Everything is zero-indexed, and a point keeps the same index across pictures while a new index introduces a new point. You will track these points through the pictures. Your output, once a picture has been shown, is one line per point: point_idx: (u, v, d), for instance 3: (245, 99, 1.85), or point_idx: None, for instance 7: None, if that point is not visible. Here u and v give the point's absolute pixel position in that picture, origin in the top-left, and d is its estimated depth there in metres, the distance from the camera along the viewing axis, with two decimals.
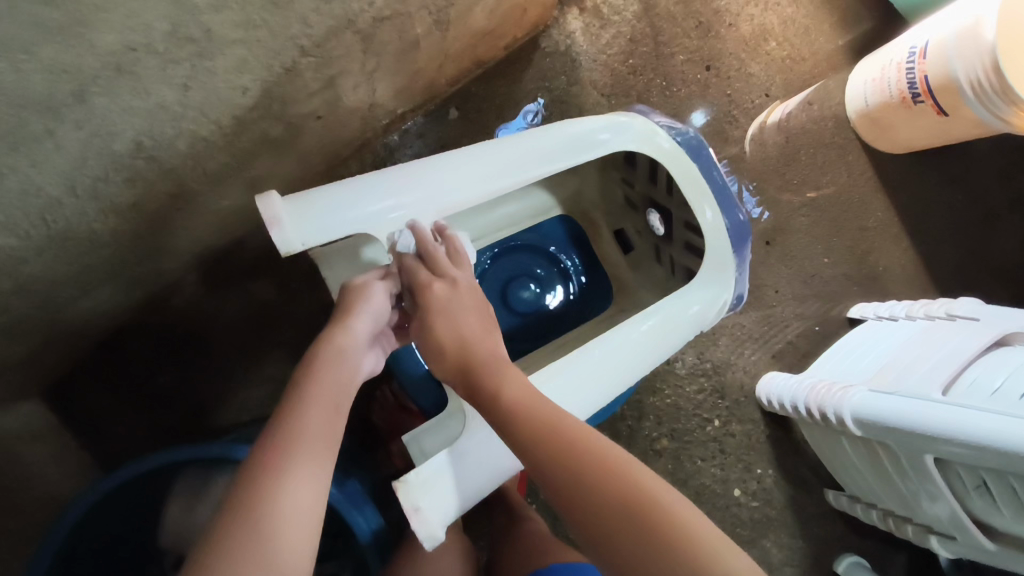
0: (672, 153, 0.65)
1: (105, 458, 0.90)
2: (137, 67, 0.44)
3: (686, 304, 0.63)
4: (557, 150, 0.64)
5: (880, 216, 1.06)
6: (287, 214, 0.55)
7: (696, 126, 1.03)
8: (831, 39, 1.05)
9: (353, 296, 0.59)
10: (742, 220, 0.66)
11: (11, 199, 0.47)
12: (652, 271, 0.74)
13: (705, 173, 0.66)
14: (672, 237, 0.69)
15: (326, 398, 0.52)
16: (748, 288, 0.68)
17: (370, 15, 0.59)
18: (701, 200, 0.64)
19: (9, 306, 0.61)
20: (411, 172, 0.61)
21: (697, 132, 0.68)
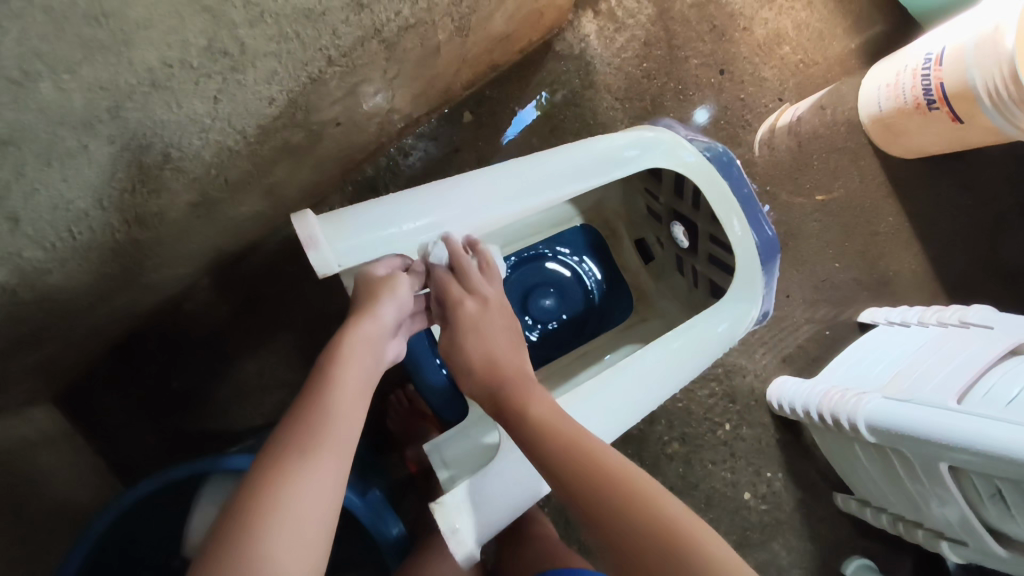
0: (699, 168, 0.65)
1: (118, 462, 0.90)
2: (172, 83, 0.44)
3: (713, 320, 0.63)
4: (587, 167, 0.65)
5: (890, 221, 1.06)
6: (324, 235, 0.57)
7: (697, 122, 1.02)
8: (844, 44, 1.05)
9: (378, 282, 0.57)
10: (771, 236, 0.66)
11: (41, 213, 0.46)
12: (675, 282, 0.75)
13: (734, 187, 0.66)
14: (698, 250, 0.70)
15: (348, 388, 0.50)
16: (774, 305, 0.67)
17: (397, 24, 0.59)
18: (729, 214, 0.64)
19: (30, 316, 0.61)
20: (442, 190, 0.62)
21: (725, 148, 0.68)
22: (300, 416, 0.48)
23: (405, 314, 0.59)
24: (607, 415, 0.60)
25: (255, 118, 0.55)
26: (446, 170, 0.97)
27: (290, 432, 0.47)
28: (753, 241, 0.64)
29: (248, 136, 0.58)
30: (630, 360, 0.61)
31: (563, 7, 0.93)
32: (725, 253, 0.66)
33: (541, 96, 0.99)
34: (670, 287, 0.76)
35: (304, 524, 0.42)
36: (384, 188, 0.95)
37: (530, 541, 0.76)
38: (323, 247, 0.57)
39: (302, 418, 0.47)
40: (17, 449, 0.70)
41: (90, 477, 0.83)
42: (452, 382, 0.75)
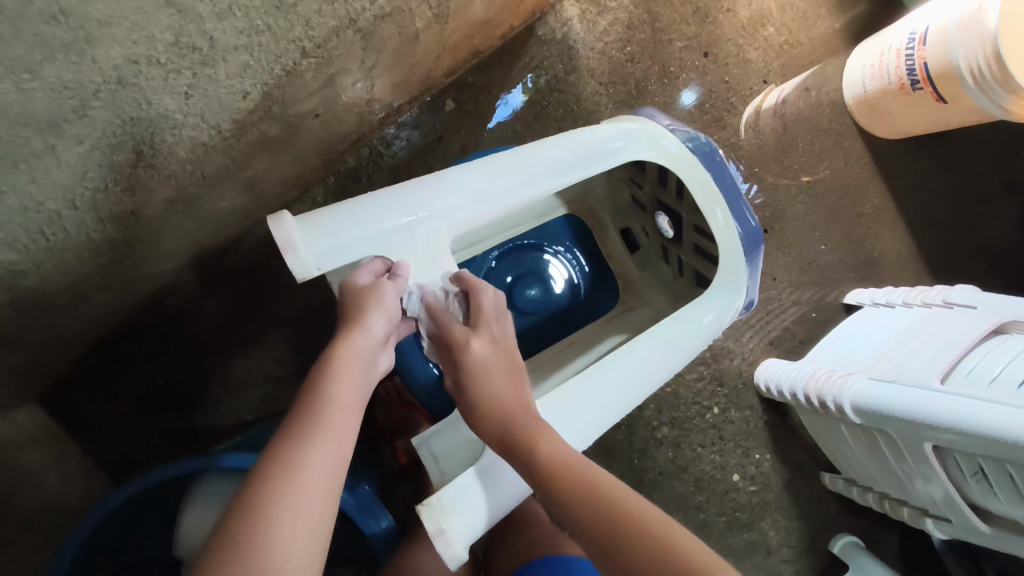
0: (683, 159, 0.65)
1: (105, 460, 0.89)
2: (139, 79, 0.42)
3: (696, 314, 0.63)
4: (572, 160, 0.64)
5: (875, 202, 1.06)
6: (301, 236, 0.55)
7: (683, 104, 1.02)
8: (828, 24, 1.05)
9: (361, 293, 0.57)
10: (754, 226, 0.65)
11: (11, 215, 0.46)
12: (660, 272, 0.75)
13: (717, 177, 0.65)
14: (682, 240, 0.70)
15: (339, 405, 0.50)
16: (759, 294, 0.68)
17: (372, 13, 0.58)
18: (712, 204, 0.64)
19: (7, 318, 0.60)
20: (424, 186, 0.61)
21: (709, 138, 0.68)
22: (291, 434, 0.47)
23: (391, 327, 0.59)
24: (592, 409, 0.59)
25: (229, 112, 0.55)
26: (429, 159, 0.96)
27: (281, 449, 0.46)
28: (736, 230, 0.64)
29: (223, 130, 0.57)
30: (616, 354, 0.61)
31: None
32: (709, 243, 0.66)
33: (526, 81, 0.98)
34: (657, 276, 0.76)
35: (296, 539, 0.42)
36: (367, 179, 0.94)
37: (521, 527, 0.76)
38: (302, 250, 0.55)
39: (293, 437, 0.47)
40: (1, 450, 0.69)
41: (78, 477, 0.82)
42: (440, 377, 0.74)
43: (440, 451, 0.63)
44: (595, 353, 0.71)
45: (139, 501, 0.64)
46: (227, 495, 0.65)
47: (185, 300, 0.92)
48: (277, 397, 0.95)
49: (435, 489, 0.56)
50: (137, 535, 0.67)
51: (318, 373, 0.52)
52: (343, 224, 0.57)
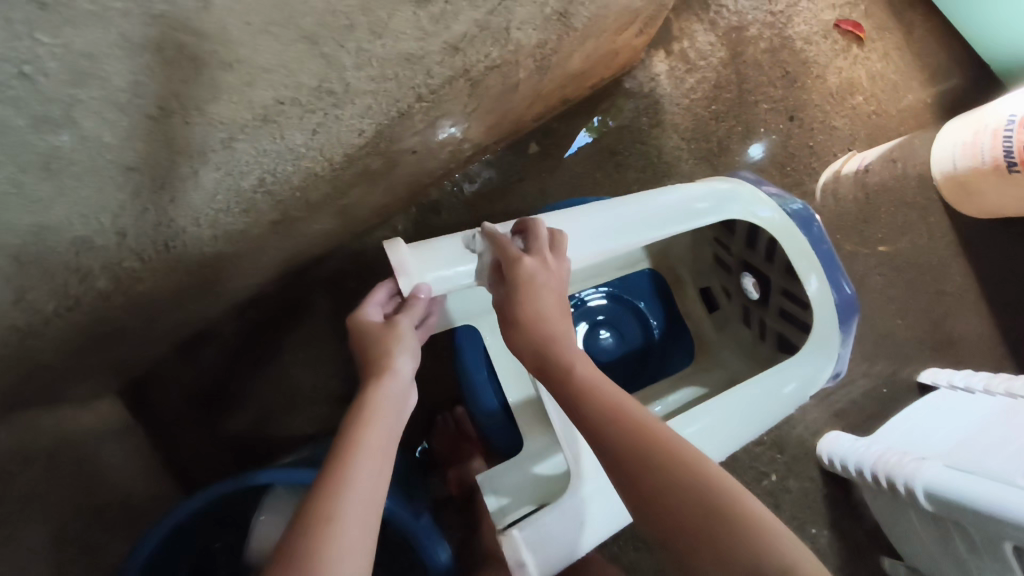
0: (778, 225, 0.64)
1: (172, 457, 0.93)
2: (280, 118, 0.45)
3: (783, 380, 0.60)
4: (664, 216, 0.62)
5: (958, 280, 1.03)
6: (411, 260, 0.59)
7: (752, 158, 1.01)
8: (919, 97, 1.04)
9: (383, 334, 0.56)
10: (850, 295, 0.63)
11: (146, 228, 0.50)
12: (738, 333, 0.74)
13: (814, 244, 0.63)
14: (768, 303, 0.68)
15: (377, 446, 0.48)
16: (847, 366, 0.65)
17: (484, 66, 0.60)
18: (809, 269, 0.62)
19: (116, 318, 0.64)
20: (519, 229, 0.60)
21: (806, 205, 0.67)
22: (331, 480, 0.44)
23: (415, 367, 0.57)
24: None
25: (344, 148, 0.58)
26: (509, 198, 0.99)
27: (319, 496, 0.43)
28: (832, 299, 0.61)
29: (334, 162, 0.60)
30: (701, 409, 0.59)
31: (638, 47, 0.94)
32: (801, 309, 0.63)
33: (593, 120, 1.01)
34: (735, 337, 0.74)
35: None
36: (446, 211, 0.98)
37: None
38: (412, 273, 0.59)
39: (331, 482, 0.44)
40: (76, 439, 0.74)
41: (147, 471, 0.86)
42: (507, 413, 0.74)
43: (503, 485, 0.64)
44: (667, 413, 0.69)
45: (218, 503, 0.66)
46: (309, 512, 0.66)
47: (265, 313, 0.97)
48: (338, 414, 0.98)
49: (523, 518, 0.56)
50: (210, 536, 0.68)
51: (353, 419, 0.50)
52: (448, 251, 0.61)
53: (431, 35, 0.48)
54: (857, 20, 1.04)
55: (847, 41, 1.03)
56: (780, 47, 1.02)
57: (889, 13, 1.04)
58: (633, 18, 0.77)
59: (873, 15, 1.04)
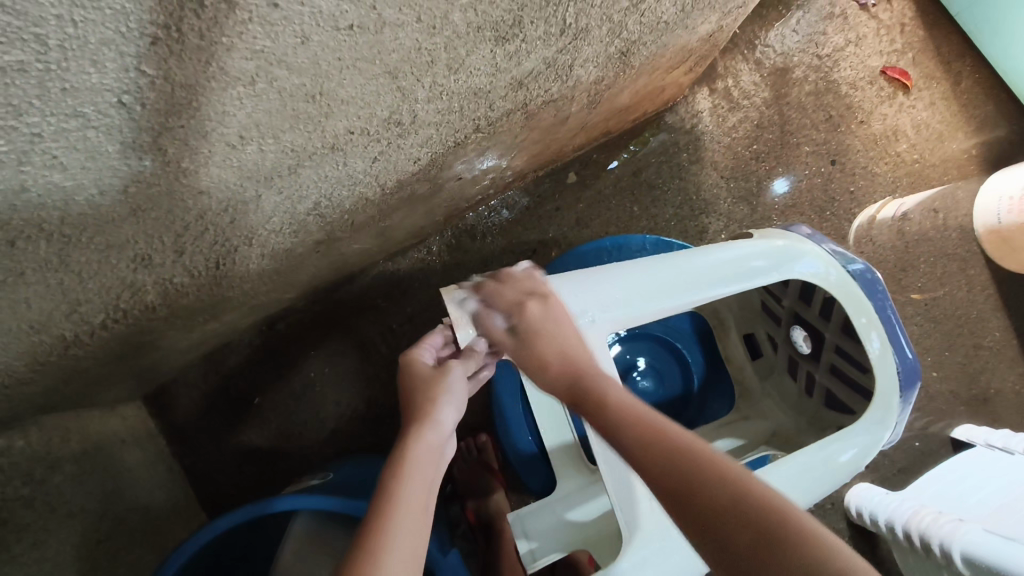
0: (841, 282, 0.61)
1: (190, 466, 0.93)
2: (347, 146, 0.45)
3: (837, 448, 0.58)
4: (725, 275, 0.60)
5: (997, 335, 1.01)
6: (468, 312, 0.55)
7: (773, 191, 1.00)
8: (963, 147, 1.03)
9: (428, 380, 0.54)
10: (913, 361, 0.60)
11: (203, 248, 0.49)
12: (783, 385, 0.72)
13: (880, 307, 0.61)
14: (819, 360, 0.66)
15: (416, 497, 0.46)
16: (901, 435, 0.62)
17: (542, 100, 0.60)
18: (869, 327, 0.60)
19: (154, 329, 0.64)
20: (570, 287, 0.57)
21: (870, 266, 0.64)
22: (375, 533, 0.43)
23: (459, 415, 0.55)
24: None
25: (396, 174, 0.58)
26: (544, 225, 0.98)
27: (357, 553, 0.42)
28: (894, 362, 0.59)
29: (385, 188, 0.60)
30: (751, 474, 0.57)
31: (684, 84, 0.94)
32: (859, 372, 0.62)
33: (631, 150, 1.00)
34: (779, 388, 0.73)
35: None
36: (481, 237, 0.97)
37: None
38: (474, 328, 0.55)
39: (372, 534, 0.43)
40: (103, 447, 0.74)
41: (167, 482, 0.85)
42: (539, 449, 0.73)
43: (535, 529, 0.62)
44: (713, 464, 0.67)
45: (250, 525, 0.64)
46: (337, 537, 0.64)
47: (292, 327, 0.96)
48: (359, 434, 0.96)
49: None
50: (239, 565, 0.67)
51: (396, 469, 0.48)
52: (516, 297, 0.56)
53: (502, 72, 0.47)
54: (904, 67, 1.03)
55: (893, 88, 1.03)
56: (825, 90, 1.02)
57: (937, 62, 1.04)
58: (686, 58, 0.77)
59: (920, 64, 1.04)
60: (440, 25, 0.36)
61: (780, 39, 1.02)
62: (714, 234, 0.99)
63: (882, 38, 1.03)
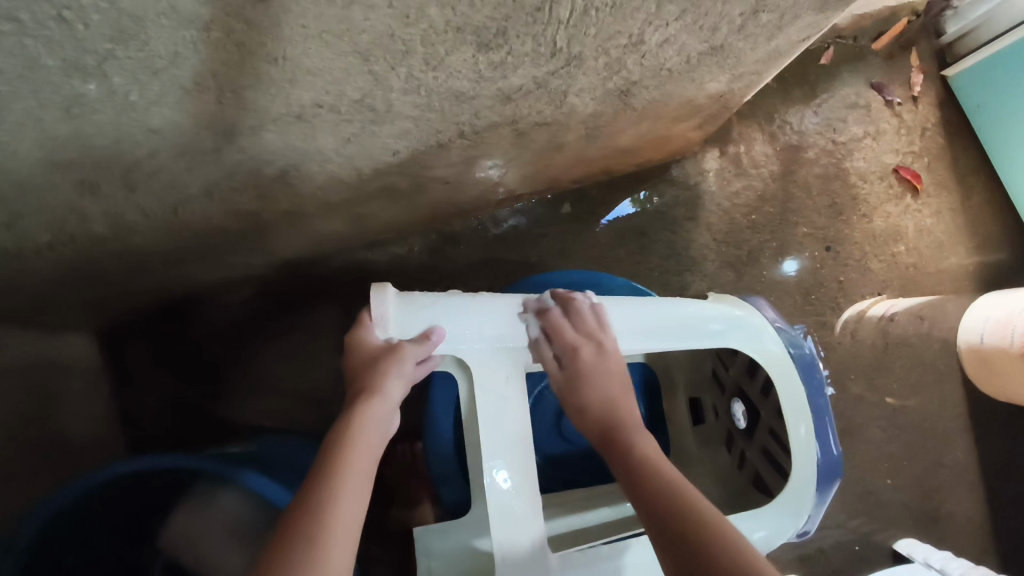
0: (781, 363, 0.61)
1: (124, 409, 0.91)
2: (314, 119, 0.45)
3: (746, 527, 0.56)
4: (672, 329, 0.58)
5: (959, 456, 0.99)
6: (396, 311, 0.48)
7: (791, 274, 0.99)
8: (961, 262, 1.02)
9: (379, 357, 0.47)
10: (836, 456, 0.59)
11: (156, 189, 0.49)
12: (717, 456, 0.70)
13: (812, 396, 0.60)
14: (752, 437, 0.65)
15: (359, 470, 0.45)
16: (816, 528, 0.60)
17: (532, 120, 0.60)
18: (798, 417, 0.59)
19: (106, 262, 0.64)
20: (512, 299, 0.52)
21: (813, 350, 0.64)
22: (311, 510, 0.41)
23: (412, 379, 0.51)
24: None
25: (372, 161, 0.58)
26: (529, 249, 0.98)
27: (295, 525, 0.41)
28: (814, 455, 0.58)
29: (361, 172, 0.60)
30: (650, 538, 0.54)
31: (694, 140, 0.94)
32: (783, 452, 0.60)
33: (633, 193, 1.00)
34: (712, 459, 0.71)
35: None
36: (464, 246, 0.97)
37: None
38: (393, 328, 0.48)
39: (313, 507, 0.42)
40: (36, 369, 0.73)
41: (95, 420, 0.84)
42: (461, 464, 0.71)
43: (438, 550, 0.58)
44: (623, 507, 0.63)
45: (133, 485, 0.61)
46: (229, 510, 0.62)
47: (257, 294, 0.95)
48: (299, 415, 0.95)
49: None
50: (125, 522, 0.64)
51: (338, 441, 0.46)
52: (447, 311, 0.49)
53: (486, 80, 0.47)
54: (917, 171, 1.03)
55: (903, 189, 1.02)
56: (833, 176, 1.02)
57: (950, 173, 1.03)
58: (694, 113, 0.77)
59: (933, 171, 1.03)
60: (416, 16, 0.36)
61: (799, 118, 1.02)
62: (695, 294, 0.98)
63: (900, 137, 1.03)
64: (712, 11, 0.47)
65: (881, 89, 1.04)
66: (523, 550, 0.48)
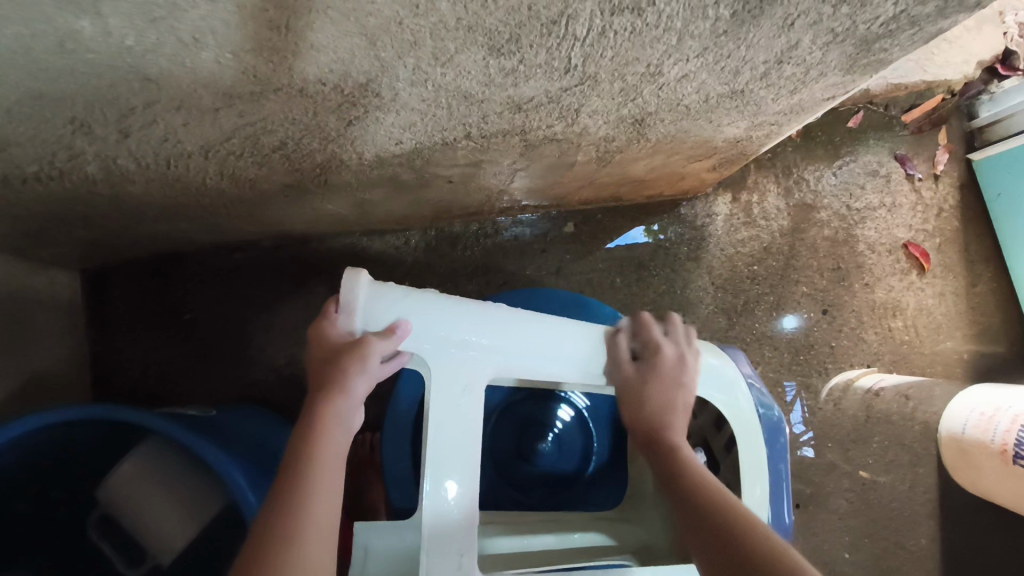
0: (746, 422, 0.60)
1: (97, 352, 0.91)
2: (317, 95, 0.44)
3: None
4: (646, 368, 0.57)
5: (922, 543, 0.96)
6: (365, 299, 0.46)
7: (783, 327, 0.98)
8: (956, 349, 1.00)
9: (341, 356, 0.46)
10: (786, 525, 0.60)
11: (150, 139, 0.49)
12: None
13: (772, 461, 0.61)
14: None
15: (329, 466, 0.46)
16: None
17: (542, 134, 0.59)
18: (754, 478, 0.59)
19: (97, 205, 0.63)
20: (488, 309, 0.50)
21: (781, 414, 0.63)
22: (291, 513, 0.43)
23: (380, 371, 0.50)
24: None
25: (376, 148, 0.57)
26: (526, 262, 0.97)
27: (273, 524, 0.42)
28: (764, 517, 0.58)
29: (363, 158, 0.60)
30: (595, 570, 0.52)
31: (707, 182, 0.93)
32: None
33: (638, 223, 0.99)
34: None
35: None
36: (462, 249, 0.96)
37: None
38: (357, 316, 0.46)
39: (291, 509, 0.43)
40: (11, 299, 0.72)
41: (63, 358, 0.83)
42: (414, 464, 0.70)
43: (378, 549, 0.50)
44: (567, 539, 0.63)
45: (70, 437, 0.60)
46: (176, 474, 0.60)
47: (248, 261, 0.95)
48: (265, 387, 0.93)
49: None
50: (67, 480, 0.64)
51: (304, 436, 0.47)
52: (418, 307, 0.47)
53: (495, 86, 0.46)
54: (926, 249, 1.02)
55: (909, 265, 1.01)
56: (842, 241, 1.01)
57: (960, 257, 1.02)
58: (709, 154, 0.76)
59: (943, 252, 1.02)
60: (426, 8, 0.35)
61: (817, 177, 1.01)
62: None
63: (916, 213, 1.02)
64: (734, 53, 0.47)
65: (904, 162, 1.03)
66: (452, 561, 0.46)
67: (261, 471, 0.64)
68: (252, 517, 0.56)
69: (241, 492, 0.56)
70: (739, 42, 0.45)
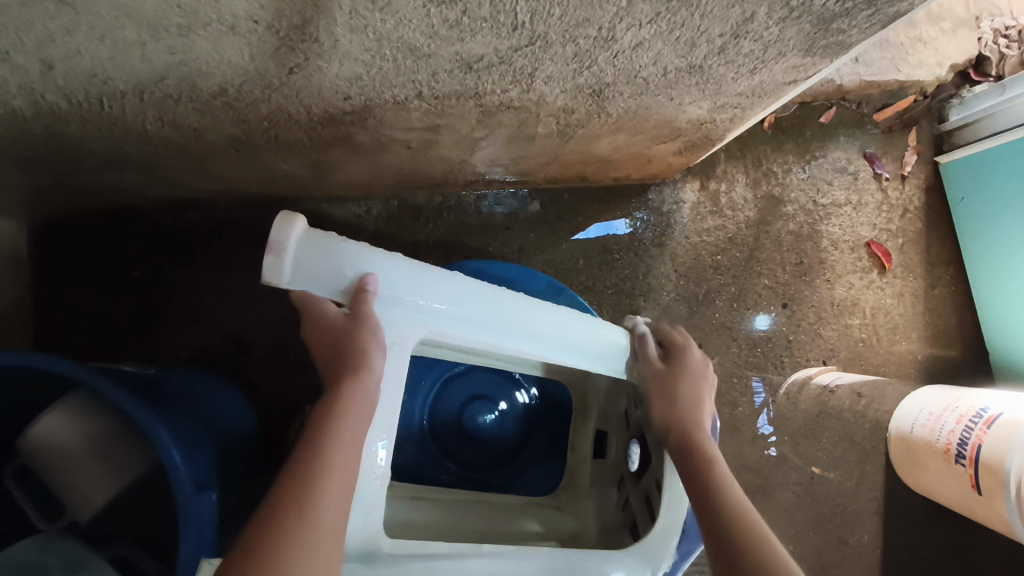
0: None
1: (41, 305, 0.88)
2: (250, 35, 0.42)
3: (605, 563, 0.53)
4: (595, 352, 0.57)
5: (865, 538, 0.98)
6: (298, 243, 0.43)
7: (759, 329, 0.98)
8: (911, 349, 1.01)
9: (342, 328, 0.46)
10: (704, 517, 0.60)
11: (76, 73, 0.46)
12: (606, 497, 0.69)
13: None
14: (639, 480, 0.63)
15: (347, 445, 0.44)
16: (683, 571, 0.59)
17: (497, 98, 0.58)
18: None
19: (33, 146, 0.61)
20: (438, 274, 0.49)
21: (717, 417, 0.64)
22: (301, 489, 0.41)
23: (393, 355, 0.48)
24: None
25: (322, 102, 0.56)
26: (488, 239, 0.95)
27: (280, 497, 0.41)
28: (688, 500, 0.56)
29: (312, 113, 0.58)
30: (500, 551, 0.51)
31: (675, 167, 0.92)
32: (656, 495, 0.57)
33: (605, 206, 0.98)
34: (601, 499, 0.69)
35: None
36: (425, 221, 0.95)
37: None
38: (286, 260, 0.43)
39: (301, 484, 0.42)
40: None
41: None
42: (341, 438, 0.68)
43: None
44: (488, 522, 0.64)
45: None
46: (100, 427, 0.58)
47: (202, 221, 0.92)
48: (212, 351, 0.91)
49: None
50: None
51: (324, 407, 0.45)
52: (357, 255, 0.45)
53: (440, 39, 0.45)
54: (889, 249, 1.02)
55: (871, 263, 1.02)
56: (805, 236, 1.01)
57: (922, 259, 1.02)
58: (674, 136, 0.75)
59: (905, 253, 1.02)
60: None
61: (785, 170, 1.01)
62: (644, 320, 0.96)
63: (881, 212, 1.02)
64: (688, 22, 0.46)
65: (873, 161, 1.03)
66: (355, 525, 0.46)
67: (193, 433, 0.61)
68: (178, 478, 0.52)
69: (165, 451, 0.52)
70: (692, 10, 0.44)
